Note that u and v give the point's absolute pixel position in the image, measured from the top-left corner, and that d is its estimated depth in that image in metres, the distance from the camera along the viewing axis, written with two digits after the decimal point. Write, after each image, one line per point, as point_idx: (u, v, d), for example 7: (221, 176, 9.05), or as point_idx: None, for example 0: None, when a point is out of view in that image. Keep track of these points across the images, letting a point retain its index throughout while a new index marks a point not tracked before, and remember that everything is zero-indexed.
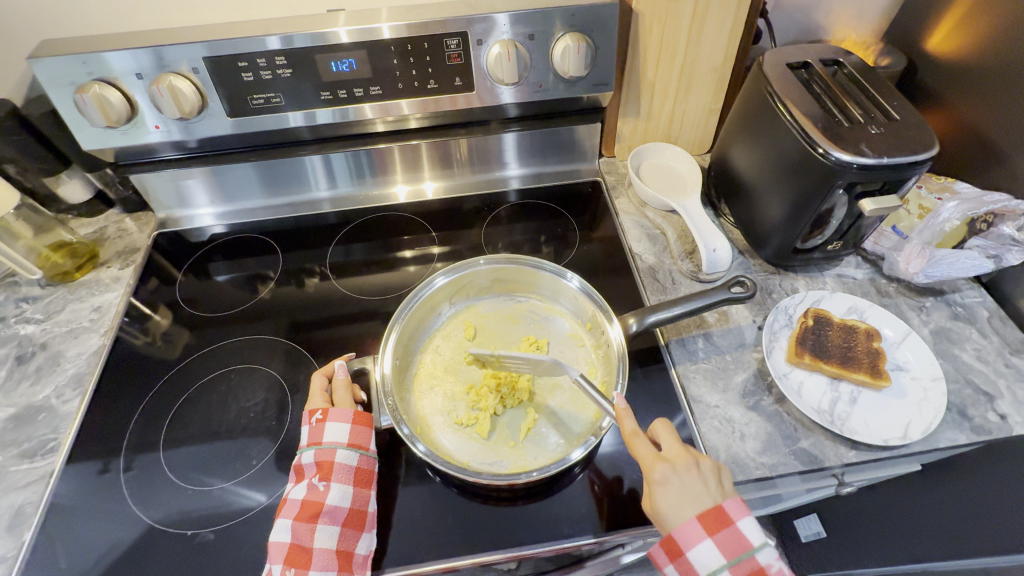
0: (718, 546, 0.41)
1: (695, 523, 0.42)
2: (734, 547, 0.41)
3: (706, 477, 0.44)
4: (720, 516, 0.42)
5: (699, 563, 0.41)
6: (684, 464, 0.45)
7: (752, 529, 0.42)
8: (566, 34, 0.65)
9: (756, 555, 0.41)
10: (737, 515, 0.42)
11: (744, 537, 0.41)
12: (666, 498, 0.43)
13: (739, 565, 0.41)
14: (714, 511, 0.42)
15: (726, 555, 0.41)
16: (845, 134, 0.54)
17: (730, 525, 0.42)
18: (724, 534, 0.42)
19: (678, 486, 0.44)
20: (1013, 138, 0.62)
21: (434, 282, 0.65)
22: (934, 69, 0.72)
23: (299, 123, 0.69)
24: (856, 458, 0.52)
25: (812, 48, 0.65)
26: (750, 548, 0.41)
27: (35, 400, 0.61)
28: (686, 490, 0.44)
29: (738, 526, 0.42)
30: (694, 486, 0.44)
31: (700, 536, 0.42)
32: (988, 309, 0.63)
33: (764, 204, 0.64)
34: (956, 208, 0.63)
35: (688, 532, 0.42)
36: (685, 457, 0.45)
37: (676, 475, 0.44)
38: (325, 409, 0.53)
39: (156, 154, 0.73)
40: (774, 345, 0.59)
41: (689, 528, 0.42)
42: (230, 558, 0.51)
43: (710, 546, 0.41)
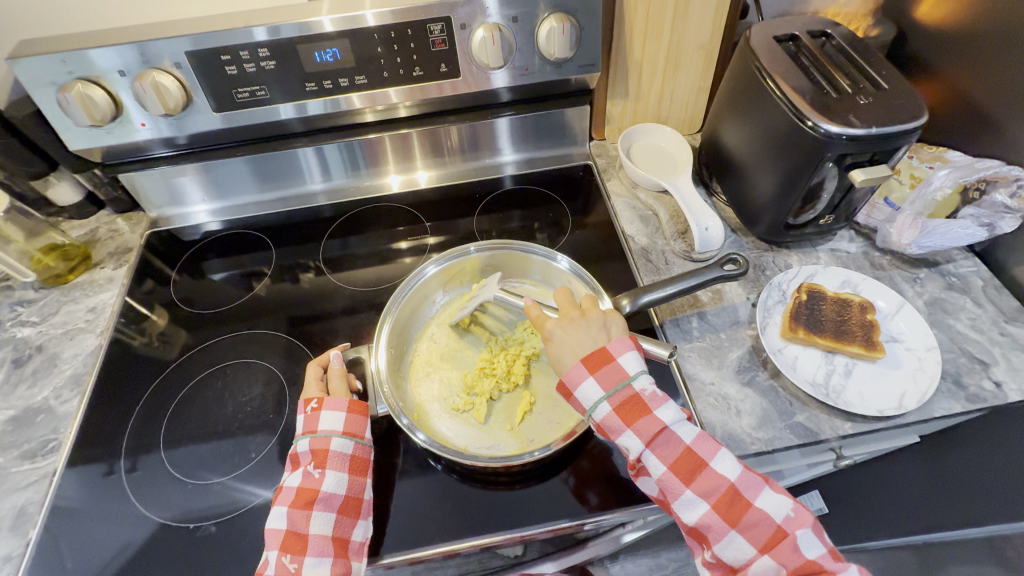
0: (599, 380, 0.47)
1: (578, 367, 0.48)
2: (612, 377, 0.47)
3: (590, 329, 0.51)
4: (602, 356, 0.48)
5: (585, 398, 0.48)
6: (571, 321, 0.52)
7: (629, 361, 0.47)
8: (550, 15, 0.64)
9: (632, 382, 0.47)
10: (618, 351, 0.48)
11: (621, 368, 0.47)
12: (556, 353, 0.51)
13: (615, 393, 0.46)
14: (597, 352, 0.48)
15: (606, 386, 0.47)
16: (833, 105, 0.53)
17: (611, 361, 0.48)
18: (604, 369, 0.47)
19: (562, 338, 0.52)
20: (1006, 104, 0.62)
21: (425, 271, 0.66)
22: (924, 39, 0.72)
23: (289, 115, 0.69)
24: (852, 430, 0.52)
25: (800, 20, 0.65)
26: (625, 377, 0.47)
27: (34, 402, 0.62)
28: (571, 341, 0.51)
29: (617, 361, 0.48)
30: (579, 339, 0.51)
31: (584, 376, 0.48)
32: (982, 278, 0.62)
33: (755, 180, 0.64)
34: (947, 176, 0.63)
35: (573, 374, 0.48)
36: (569, 314, 0.53)
37: (561, 331, 0.52)
38: (320, 398, 0.54)
39: (146, 152, 0.72)
40: (768, 321, 0.59)
41: (576, 371, 0.48)
42: (233, 550, 0.52)
43: (592, 381, 0.47)
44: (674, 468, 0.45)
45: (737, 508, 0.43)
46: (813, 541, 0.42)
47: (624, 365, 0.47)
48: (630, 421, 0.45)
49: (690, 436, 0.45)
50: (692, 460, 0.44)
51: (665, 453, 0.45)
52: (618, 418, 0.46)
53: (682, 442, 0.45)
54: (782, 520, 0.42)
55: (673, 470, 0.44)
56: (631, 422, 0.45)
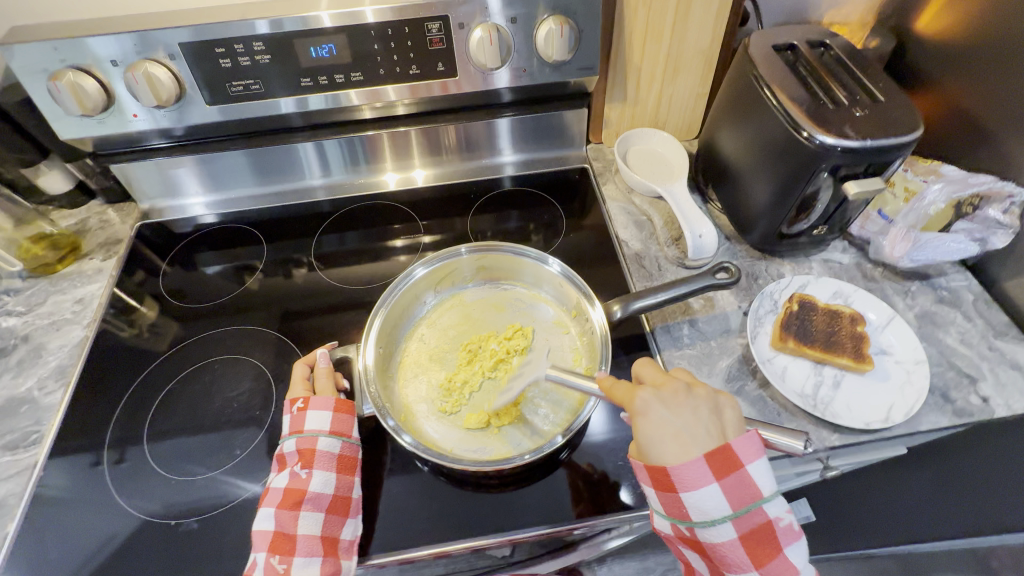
0: (725, 492, 0.40)
1: (701, 465, 0.40)
2: (741, 494, 0.39)
3: (698, 410, 0.42)
4: (730, 460, 0.40)
5: (698, 509, 0.40)
6: (672, 396, 0.43)
7: (763, 478, 0.40)
8: (549, 16, 0.63)
9: (765, 508, 0.40)
10: (748, 458, 0.40)
11: (755, 486, 0.40)
12: (653, 435, 0.42)
13: (745, 520, 0.40)
14: (722, 453, 0.40)
15: (731, 503, 0.40)
16: (830, 116, 0.53)
17: (739, 469, 0.40)
18: (732, 480, 0.40)
19: (662, 416, 0.42)
20: (1002, 120, 0.62)
21: (413, 273, 0.64)
22: (923, 52, 0.72)
23: (290, 109, 0.68)
24: (839, 442, 0.52)
25: (799, 29, 0.64)
26: (759, 498, 0.40)
27: (18, 392, 0.61)
28: (675, 423, 0.42)
29: (747, 469, 0.40)
30: (684, 422, 0.42)
31: (707, 481, 0.40)
32: (973, 292, 0.63)
33: (751, 188, 0.64)
34: (941, 191, 0.63)
35: (690, 471, 0.40)
36: (672, 389, 0.43)
37: (662, 407, 0.42)
38: (305, 398, 0.53)
39: (145, 142, 0.72)
40: (759, 330, 0.59)
41: (694, 469, 0.40)
42: (215, 548, 0.51)
43: (716, 492, 0.40)
44: None
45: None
46: None
47: (758, 481, 0.40)
48: (758, 564, 0.39)
49: None
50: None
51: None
52: (743, 553, 0.40)
53: None
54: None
55: None
56: (757, 561, 0.39)
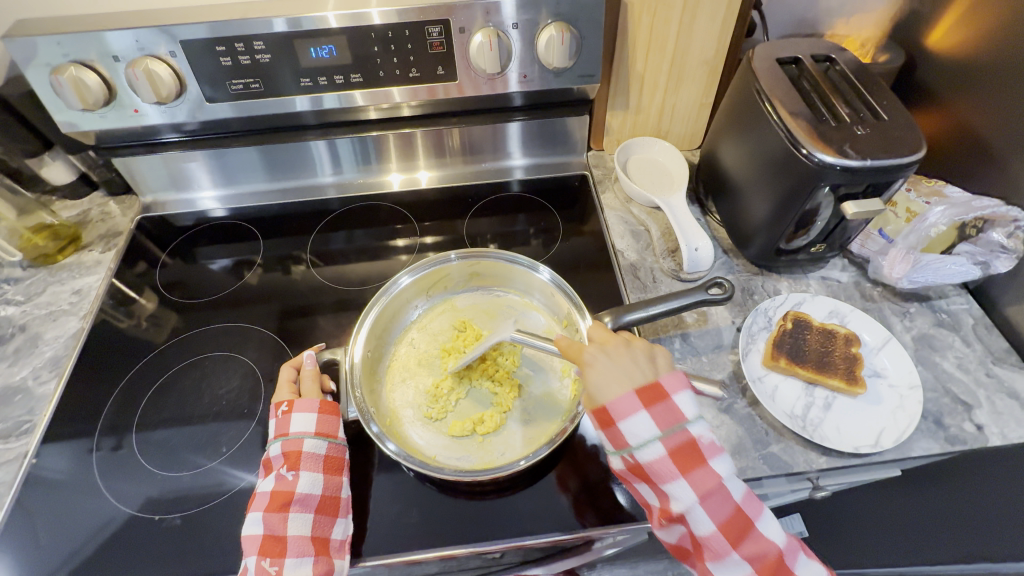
0: (652, 418, 0.42)
1: (632, 397, 0.42)
2: (668, 420, 0.42)
3: (636, 358, 0.46)
4: (657, 390, 0.43)
5: (630, 435, 0.42)
6: (612, 347, 0.46)
7: (688, 405, 0.43)
8: (551, 23, 0.63)
9: (689, 428, 0.42)
10: (673, 388, 0.43)
11: (679, 410, 0.42)
12: (598, 380, 0.44)
13: (672, 436, 0.42)
14: (651, 386, 0.43)
15: (658, 426, 0.42)
16: (830, 134, 0.52)
17: (666, 399, 0.42)
18: (660, 407, 0.42)
19: (606, 365, 0.45)
20: (1010, 142, 0.60)
21: (397, 281, 0.64)
22: (932, 68, 0.70)
23: (304, 107, 0.69)
24: (826, 464, 0.51)
25: (805, 43, 0.63)
26: (683, 421, 0.42)
27: (13, 381, 0.62)
28: (616, 368, 0.45)
29: (673, 399, 0.43)
30: (626, 367, 0.45)
31: (636, 409, 0.42)
32: (973, 316, 0.61)
33: (749, 203, 0.63)
34: (944, 213, 0.62)
35: (622, 403, 0.42)
36: (612, 341, 0.47)
37: (605, 357, 0.46)
38: (290, 401, 0.53)
39: (158, 136, 0.72)
40: (751, 347, 0.59)
41: (626, 403, 0.42)
42: (197, 545, 0.52)
43: (644, 418, 0.42)
44: (721, 524, 0.41)
45: (777, 573, 0.41)
46: (807, 564, 0.43)
47: (682, 408, 0.43)
48: (686, 471, 0.41)
49: (741, 495, 0.42)
50: (741, 522, 0.41)
51: (715, 509, 0.41)
52: (672, 465, 0.41)
53: (732, 500, 0.41)
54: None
55: (719, 525, 0.41)
56: (685, 471, 0.41)
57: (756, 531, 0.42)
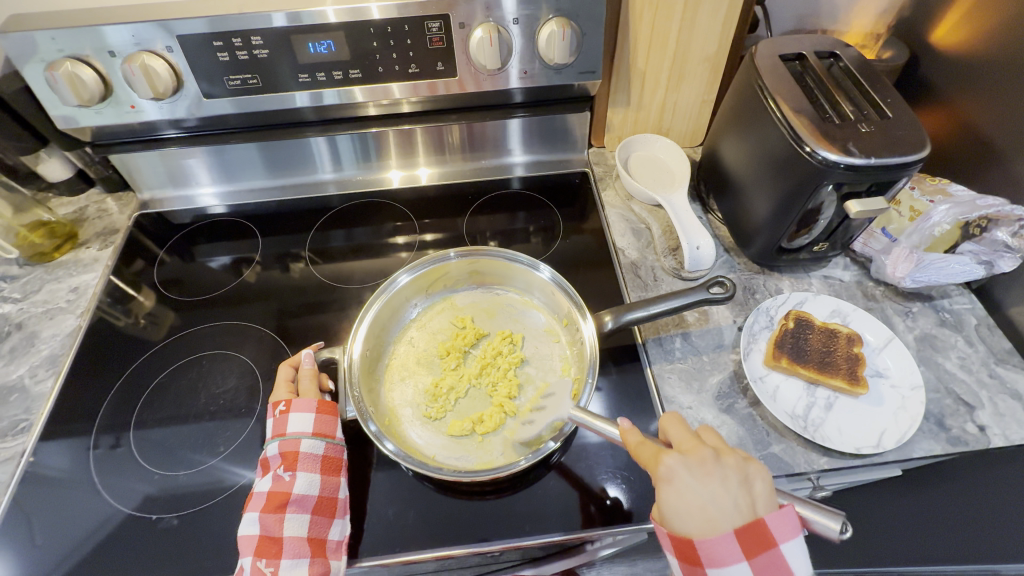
0: (755, 572, 0.35)
1: (728, 541, 0.35)
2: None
3: (729, 483, 0.37)
4: (761, 537, 0.35)
5: None
6: (704, 466, 0.38)
7: (796, 558, 0.35)
8: (552, 18, 0.62)
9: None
10: (783, 536, 0.36)
11: (788, 563, 0.35)
12: (676, 507, 0.37)
13: None
14: (752, 530, 0.36)
15: None
16: (834, 132, 0.52)
17: (772, 549, 0.35)
18: (764, 558, 0.35)
19: (689, 486, 0.37)
20: (1014, 140, 0.60)
21: (396, 281, 0.64)
22: (937, 65, 0.70)
23: (305, 104, 0.68)
24: (827, 465, 0.51)
25: (808, 39, 0.63)
26: None
27: (10, 379, 0.61)
28: (701, 494, 0.37)
29: (780, 549, 0.35)
30: (715, 495, 0.37)
31: (734, 557, 0.35)
32: (976, 316, 0.61)
33: (751, 201, 0.63)
34: (947, 212, 0.61)
35: (717, 547, 0.36)
36: (701, 454, 0.38)
37: (689, 476, 0.37)
38: (288, 401, 0.53)
39: (158, 132, 0.71)
40: (753, 346, 0.58)
41: (720, 545, 0.36)
42: (195, 544, 0.51)
43: (743, 569, 0.35)
44: None
45: None
46: None
47: (791, 560, 0.35)
48: (750, 556, 0.35)
49: None
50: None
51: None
52: (735, 548, 0.35)
53: None
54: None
55: None
56: None
57: None
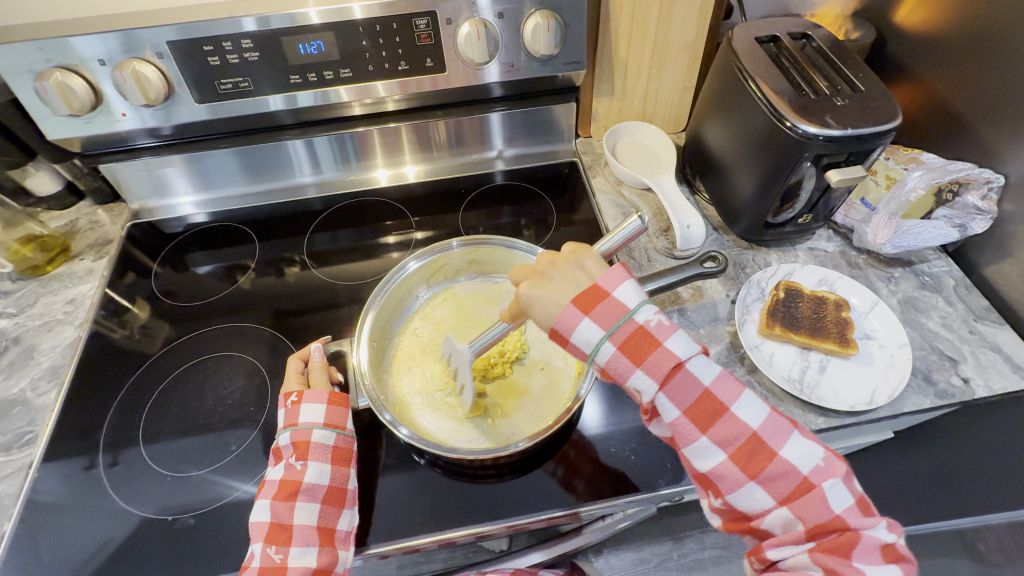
0: (595, 321, 0.42)
1: (570, 311, 0.42)
2: (611, 315, 0.42)
3: (566, 275, 0.45)
4: (593, 294, 0.42)
5: (581, 344, 0.42)
6: (544, 278, 0.46)
7: (629, 295, 0.42)
8: (535, 11, 0.64)
9: (636, 317, 0.41)
10: (612, 285, 0.42)
11: (620, 302, 0.42)
12: (542, 316, 0.45)
13: (619, 332, 0.41)
14: (586, 292, 0.43)
15: (603, 325, 0.42)
16: (811, 106, 0.54)
17: (605, 298, 0.42)
18: (600, 308, 0.42)
19: (541, 297, 0.45)
20: (979, 109, 0.63)
21: (405, 268, 0.65)
22: (902, 43, 0.73)
23: (278, 107, 0.69)
24: (825, 424, 0.53)
25: (781, 22, 0.66)
26: (628, 312, 0.42)
27: (11, 394, 0.61)
28: (551, 296, 0.44)
29: (612, 296, 0.42)
30: (560, 290, 0.44)
31: (579, 319, 0.42)
32: (954, 278, 0.64)
33: (736, 179, 0.65)
34: (921, 177, 0.64)
35: (564, 321, 0.42)
36: (540, 273, 0.46)
37: (539, 290, 0.45)
38: (300, 391, 0.54)
39: (131, 143, 0.71)
40: (747, 317, 0.60)
41: (566, 319, 0.42)
42: (213, 542, 0.52)
43: (589, 324, 0.42)
44: (779, 497, 0.41)
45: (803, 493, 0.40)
46: (842, 493, 0.40)
47: (624, 299, 0.42)
48: (639, 362, 0.41)
49: (710, 377, 0.42)
50: (711, 405, 0.41)
51: (680, 396, 0.41)
52: (626, 360, 0.41)
53: (699, 383, 0.42)
54: (802, 467, 0.41)
55: (778, 498, 0.41)
56: (640, 361, 0.41)
57: (728, 412, 0.41)
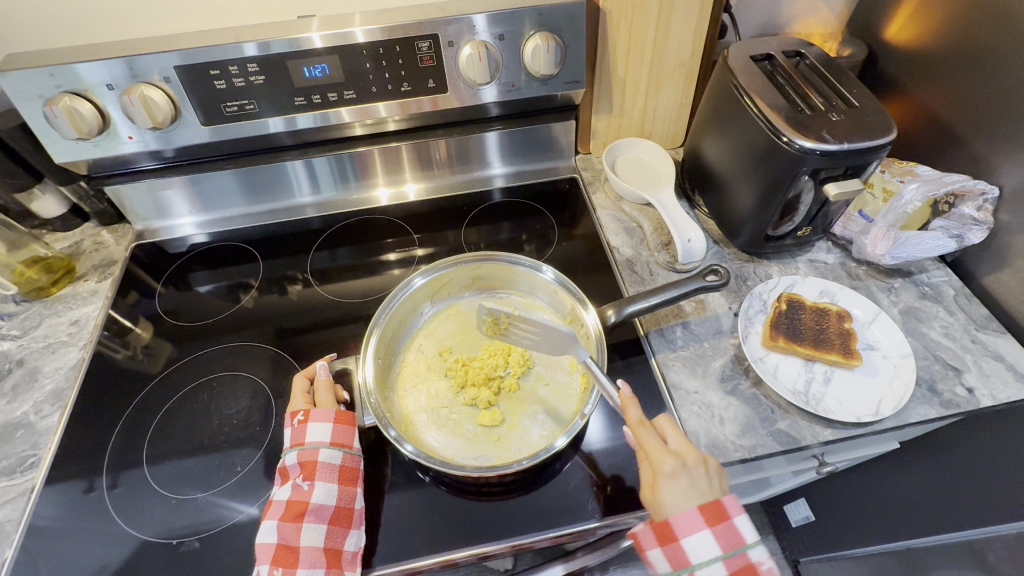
0: (715, 537, 0.42)
1: (694, 513, 0.42)
2: (729, 542, 0.42)
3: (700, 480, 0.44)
4: (719, 509, 0.43)
5: (693, 552, 0.42)
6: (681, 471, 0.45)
7: (748, 528, 0.42)
8: (536, 33, 0.66)
9: (749, 552, 0.42)
10: (735, 511, 0.43)
11: (740, 533, 0.42)
12: (667, 492, 0.44)
13: (732, 560, 0.42)
14: (714, 503, 0.43)
15: (721, 545, 0.42)
16: (808, 121, 0.55)
17: (728, 518, 0.42)
18: (722, 526, 0.42)
19: (680, 483, 0.44)
20: (971, 122, 0.65)
21: (411, 283, 0.66)
22: (892, 59, 0.75)
23: (279, 128, 0.69)
24: (832, 436, 0.53)
25: (775, 41, 0.67)
26: (743, 545, 0.42)
27: (13, 417, 0.60)
28: (688, 491, 0.44)
29: (734, 521, 0.42)
30: (695, 484, 0.44)
31: (700, 526, 0.42)
32: (954, 287, 0.65)
33: (735, 193, 0.66)
34: (917, 190, 0.65)
35: (684, 520, 0.42)
36: (689, 455, 0.45)
37: (682, 472, 0.44)
38: (306, 409, 0.53)
39: (133, 165, 0.72)
40: (750, 330, 0.61)
41: (688, 517, 0.42)
42: (218, 565, 0.51)
43: (707, 536, 0.42)
44: None
45: None
46: None
47: (744, 530, 0.42)
48: None
49: None
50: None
51: None
52: None
53: None
54: None
55: None
56: None
57: None
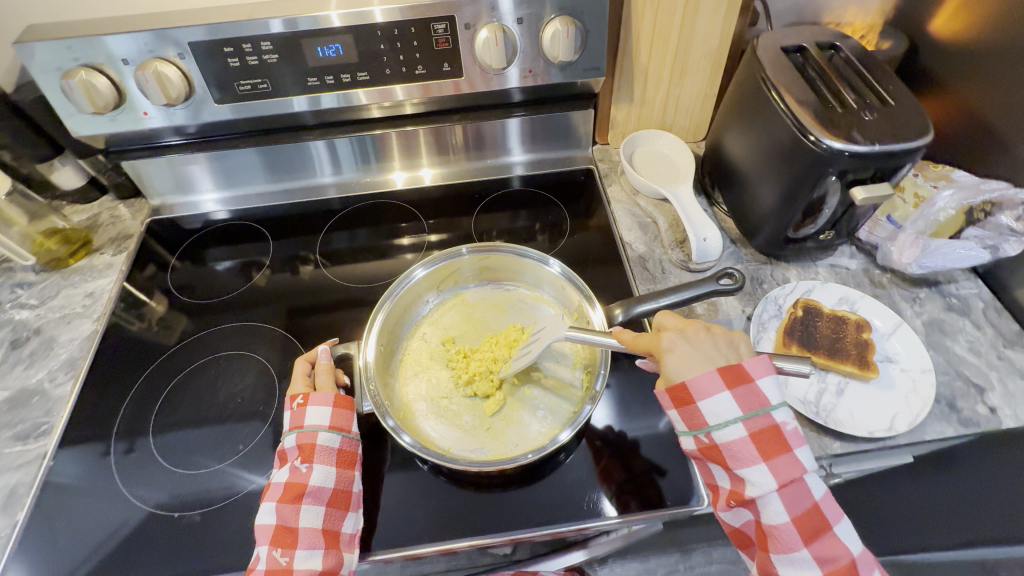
0: (736, 399, 0.42)
1: (713, 376, 0.43)
2: (751, 401, 0.42)
3: (718, 344, 0.46)
4: (740, 372, 0.43)
5: (710, 413, 0.42)
6: (693, 334, 0.46)
7: (772, 389, 0.43)
8: (556, 17, 0.63)
9: (773, 413, 0.42)
10: (758, 373, 0.43)
11: (762, 392, 0.42)
12: (678, 365, 0.44)
13: (755, 419, 0.42)
14: (733, 368, 0.43)
15: (742, 406, 0.42)
16: (837, 120, 0.53)
17: (749, 381, 0.43)
18: (744, 388, 0.42)
19: (686, 351, 0.45)
20: (1015, 126, 0.61)
21: (412, 275, 0.65)
22: (935, 55, 0.71)
23: (302, 108, 0.69)
24: (841, 449, 0.51)
25: (808, 32, 0.64)
26: (767, 406, 0.42)
27: (29, 384, 0.62)
28: (698, 354, 0.45)
29: (757, 382, 0.43)
30: (706, 353, 0.45)
31: (719, 389, 0.42)
32: (983, 300, 0.62)
33: (757, 191, 0.63)
34: (951, 197, 0.63)
35: (704, 383, 0.43)
36: (690, 327, 0.47)
37: (685, 342, 0.45)
38: (305, 394, 0.54)
39: (157, 140, 0.73)
40: (762, 335, 0.59)
41: (708, 380, 0.43)
42: (216, 540, 0.52)
43: (727, 398, 0.42)
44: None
45: None
46: None
47: (767, 390, 0.42)
48: (766, 456, 0.41)
49: (820, 494, 0.42)
50: (818, 521, 0.41)
51: (792, 501, 0.41)
52: (753, 449, 0.41)
53: (811, 496, 0.41)
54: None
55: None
56: (767, 456, 0.41)
57: (831, 532, 0.41)
